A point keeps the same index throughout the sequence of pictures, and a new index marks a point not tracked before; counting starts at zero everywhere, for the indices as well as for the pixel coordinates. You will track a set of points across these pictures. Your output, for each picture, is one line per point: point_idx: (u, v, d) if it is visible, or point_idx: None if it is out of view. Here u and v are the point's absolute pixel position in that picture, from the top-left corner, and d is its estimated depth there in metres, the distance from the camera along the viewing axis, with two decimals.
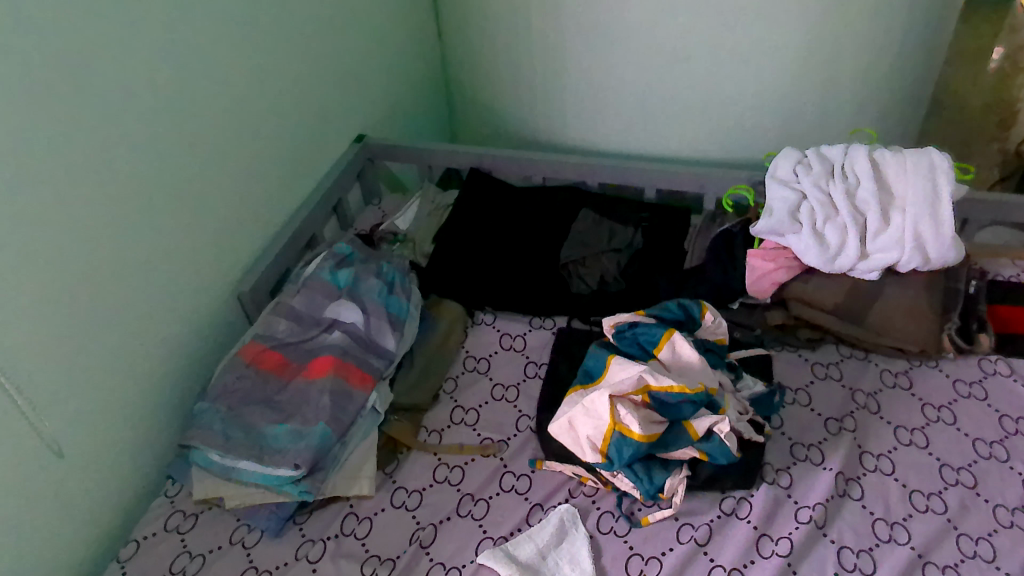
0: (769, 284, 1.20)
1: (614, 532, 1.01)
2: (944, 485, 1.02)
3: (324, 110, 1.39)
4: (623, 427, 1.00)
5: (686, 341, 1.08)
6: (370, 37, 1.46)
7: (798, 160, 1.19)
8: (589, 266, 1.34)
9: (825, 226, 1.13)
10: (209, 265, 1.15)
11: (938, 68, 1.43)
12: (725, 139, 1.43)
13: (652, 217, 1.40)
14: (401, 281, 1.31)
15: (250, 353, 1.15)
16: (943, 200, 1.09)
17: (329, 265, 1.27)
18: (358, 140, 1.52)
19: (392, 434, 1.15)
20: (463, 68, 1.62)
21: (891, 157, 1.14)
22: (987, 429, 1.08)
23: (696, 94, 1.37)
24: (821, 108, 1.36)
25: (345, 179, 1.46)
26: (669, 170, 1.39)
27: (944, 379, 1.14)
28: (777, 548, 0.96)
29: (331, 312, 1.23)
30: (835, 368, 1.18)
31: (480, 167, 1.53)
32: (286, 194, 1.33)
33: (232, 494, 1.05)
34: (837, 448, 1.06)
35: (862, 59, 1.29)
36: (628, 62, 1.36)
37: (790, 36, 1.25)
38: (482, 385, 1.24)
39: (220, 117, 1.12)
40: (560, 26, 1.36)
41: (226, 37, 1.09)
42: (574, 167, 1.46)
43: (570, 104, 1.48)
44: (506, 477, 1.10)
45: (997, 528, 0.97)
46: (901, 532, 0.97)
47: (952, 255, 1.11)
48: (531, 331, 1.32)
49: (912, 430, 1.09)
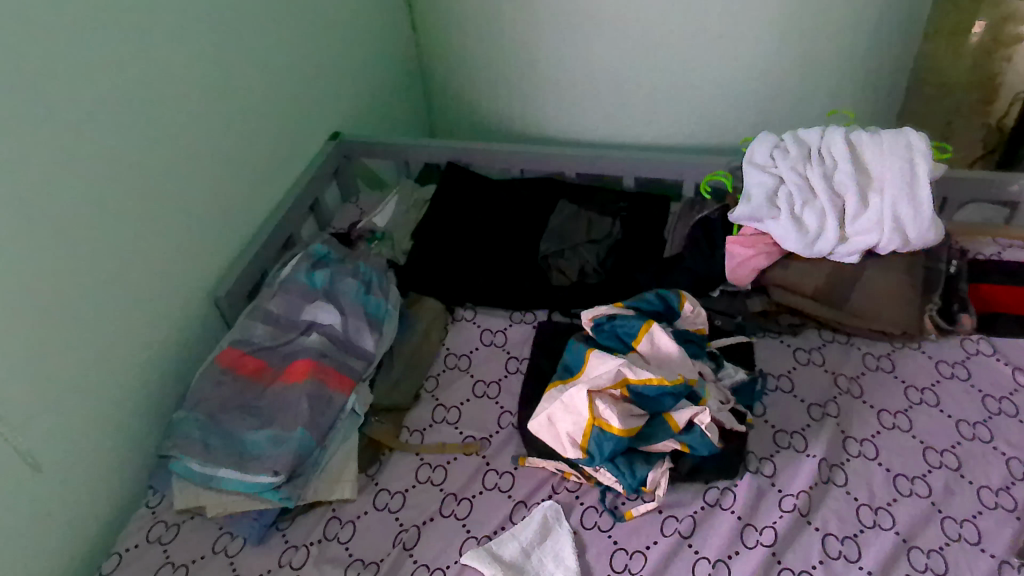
0: (749, 271, 1.18)
1: (597, 527, 1.00)
2: (928, 468, 1.01)
3: (298, 107, 1.37)
4: (602, 422, 0.98)
5: (665, 333, 1.06)
6: (340, 34, 1.43)
7: (775, 144, 1.18)
8: (569, 259, 1.32)
9: (803, 211, 1.12)
10: (184, 270, 1.14)
11: (916, 43, 1.41)
12: (702, 124, 1.41)
13: (631, 206, 1.38)
14: (379, 280, 1.29)
15: (228, 358, 1.14)
16: (920, 180, 1.08)
17: (305, 266, 1.26)
18: (332, 138, 1.50)
19: (373, 435, 1.14)
20: (438, 58, 1.60)
21: (868, 139, 1.12)
22: (972, 409, 1.06)
23: (672, 78, 1.35)
24: (798, 89, 1.34)
25: (319, 178, 1.44)
26: (647, 159, 1.37)
27: (927, 361, 1.13)
28: (761, 538, 0.95)
29: (309, 313, 1.21)
30: (817, 353, 1.17)
31: (458, 161, 1.51)
32: (259, 198, 1.31)
33: (214, 503, 1.04)
34: (819, 434, 1.05)
35: (838, 40, 1.27)
36: (604, 49, 1.34)
37: (761, 18, 1.23)
38: (464, 383, 1.22)
39: (188, 118, 1.10)
40: (534, 15, 1.34)
41: (190, 38, 1.07)
42: (551, 157, 1.44)
43: (545, 94, 1.46)
44: (489, 475, 1.09)
45: (982, 509, 0.96)
46: (885, 517, 0.96)
47: (932, 236, 1.09)
48: (511, 326, 1.30)
49: (895, 414, 1.07)
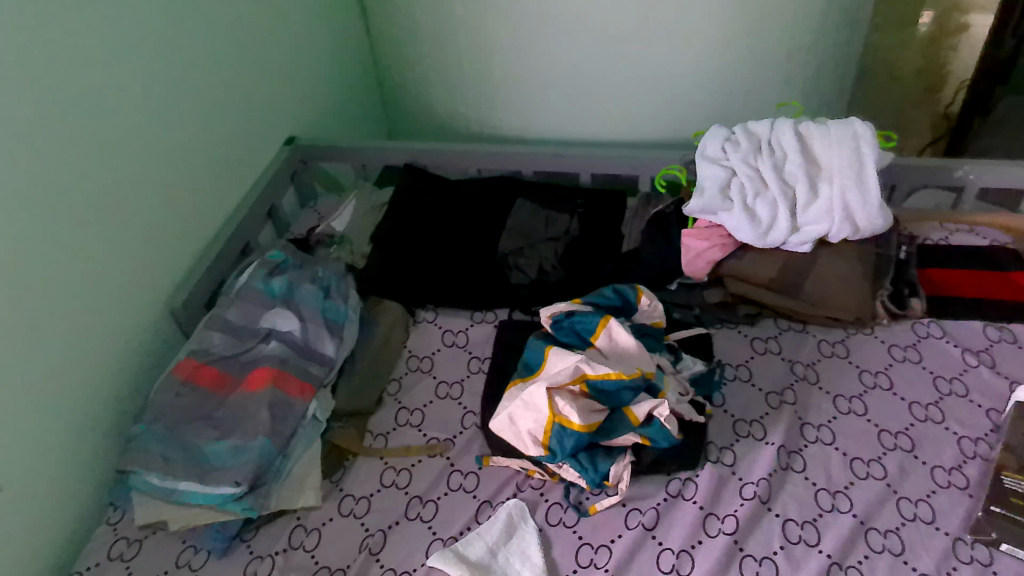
0: (704, 264, 1.20)
1: (562, 523, 1.00)
2: (883, 450, 1.03)
3: (252, 113, 1.35)
4: (562, 419, 0.99)
5: (622, 328, 1.07)
6: (293, 38, 1.42)
7: (726, 136, 1.19)
8: (528, 256, 1.32)
9: (755, 202, 1.13)
10: (138, 281, 1.12)
11: (864, 35, 1.43)
12: (656, 120, 1.43)
13: (588, 202, 1.39)
14: (338, 285, 1.28)
15: (186, 370, 1.12)
16: (868, 169, 1.10)
17: (262, 273, 1.25)
18: (287, 143, 1.48)
19: (336, 441, 1.13)
20: (392, 60, 1.59)
21: (816, 130, 1.14)
22: (924, 391, 1.09)
23: (627, 74, 1.36)
24: (749, 83, 1.36)
25: (275, 184, 1.42)
26: (603, 155, 1.38)
27: (880, 345, 1.15)
28: (723, 527, 0.96)
29: (267, 321, 1.20)
30: (774, 342, 1.18)
31: (416, 162, 1.51)
32: (214, 206, 1.29)
33: (176, 517, 1.03)
34: (778, 422, 1.07)
35: (787, 34, 1.29)
36: (559, 47, 1.34)
37: (709, 14, 1.25)
38: (427, 385, 1.22)
39: (138, 127, 1.08)
40: (488, 14, 1.34)
41: (137, 45, 1.06)
42: (508, 156, 1.45)
43: (501, 94, 1.46)
44: (454, 476, 1.09)
45: (935, 489, 0.99)
46: (842, 500, 0.98)
47: (881, 222, 1.12)
48: (472, 326, 1.30)
49: (850, 399, 1.09)
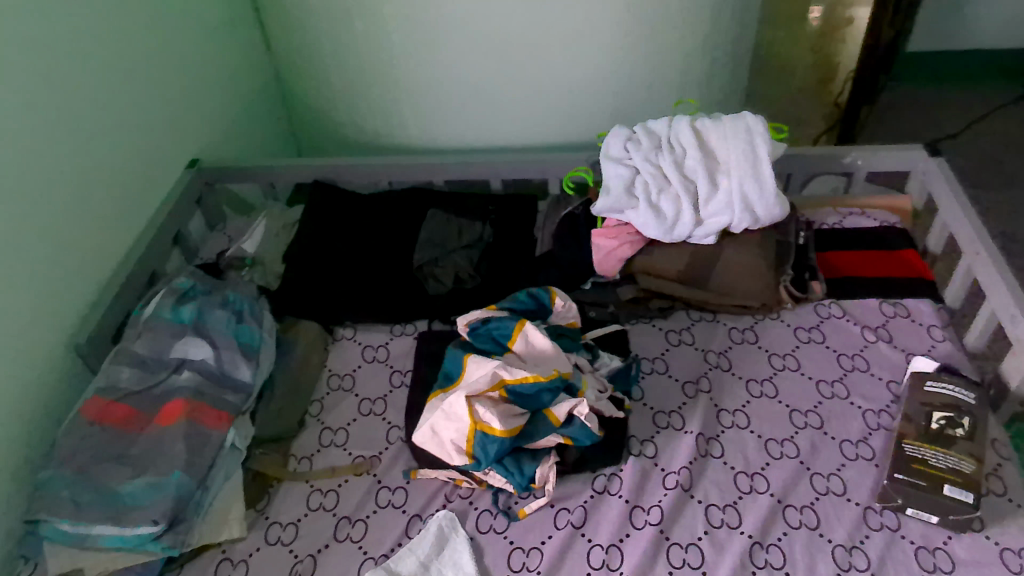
0: (615, 262, 1.22)
1: (493, 530, 1.01)
2: (795, 429, 1.07)
3: (151, 138, 1.31)
4: (484, 425, 0.99)
5: (537, 330, 1.07)
6: (189, 57, 1.38)
7: (628, 136, 1.22)
8: (443, 266, 1.31)
9: (659, 198, 1.16)
10: (36, 319, 1.07)
11: (755, 33, 1.49)
12: (560, 123, 1.45)
13: (500, 208, 1.40)
14: (251, 308, 1.25)
15: (93, 408, 1.07)
16: (762, 161, 1.14)
17: (170, 301, 1.21)
18: (191, 165, 1.44)
19: (258, 468, 1.11)
20: (293, 77, 1.57)
21: (711, 125, 1.18)
22: (829, 369, 1.14)
23: (529, 78, 1.37)
24: (647, 83, 1.40)
25: (180, 208, 1.38)
26: (511, 160, 1.40)
27: (786, 329, 1.20)
28: (649, 518, 0.98)
29: (177, 351, 1.16)
30: (687, 333, 1.21)
31: (325, 178, 1.49)
32: (114, 235, 1.24)
33: (91, 564, 0.98)
34: (695, 410, 1.10)
35: (679, 33, 1.33)
36: (461, 56, 1.35)
37: (602, 18, 1.28)
38: (349, 403, 1.21)
39: (23, 158, 1.03)
40: (387, 26, 1.33)
41: (16, 73, 1.01)
42: (417, 167, 1.45)
43: (406, 106, 1.46)
44: (382, 493, 1.08)
45: (845, 462, 1.03)
46: (760, 481, 1.02)
47: (778, 211, 1.16)
48: (392, 339, 1.29)
49: (762, 382, 1.14)
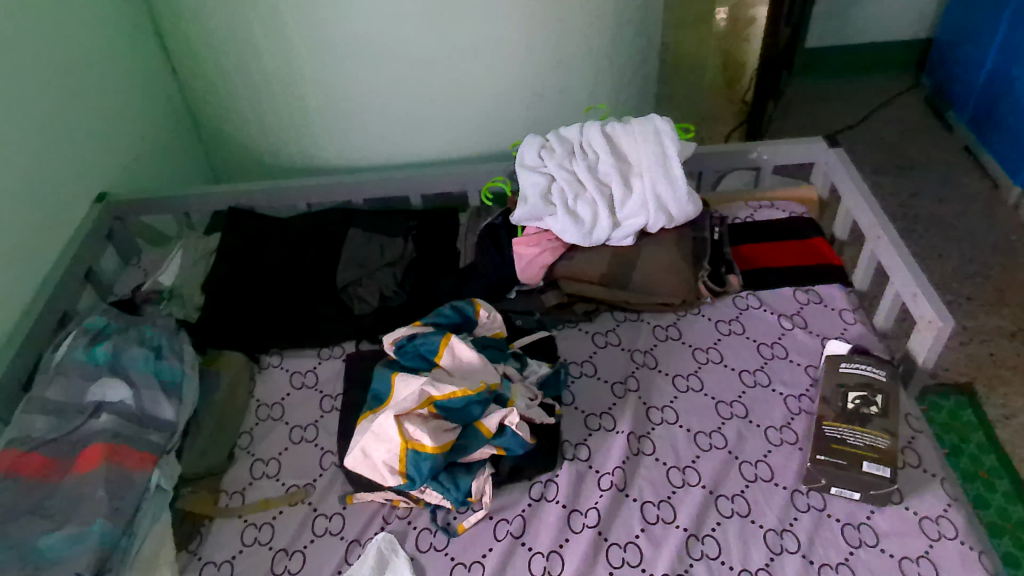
0: (538, 269, 1.23)
1: (433, 548, 1.00)
2: (721, 421, 1.10)
3: (54, 173, 1.26)
4: (416, 444, 0.98)
5: (463, 343, 1.08)
6: (91, 87, 1.33)
7: (541, 144, 1.23)
8: (367, 285, 1.29)
9: (576, 204, 1.18)
10: None
11: (660, 37, 1.52)
12: (476, 135, 1.46)
13: (421, 224, 1.40)
14: (171, 343, 1.20)
15: (4, 462, 1.01)
16: (672, 160, 1.17)
17: (83, 342, 1.16)
18: (99, 199, 1.38)
19: (188, 507, 1.07)
20: (202, 103, 1.53)
21: (621, 129, 1.21)
22: (750, 359, 1.17)
23: (443, 91, 1.38)
24: (557, 91, 1.42)
25: (89, 245, 1.33)
26: (429, 175, 1.40)
27: (708, 323, 1.23)
28: (587, 520, 0.99)
29: (94, 394, 1.11)
30: (613, 334, 1.23)
31: (240, 204, 1.46)
32: (19, 277, 1.19)
33: None
34: (625, 410, 1.12)
35: (586, 41, 1.36)
36: (373, 73, 1.34)
37: (510, 29, 1.29)
38: (279, 433, 1.18)
39: None
40: (295, 47, 1.31)
41: None
42: (335, 187, 1.43)
43: (319, 126, 1.45)
44: (318, 521, 1.06)
45: (770, 448, 1.07)
46: (691, 474, 1.04)
47: (691, 209, 1.19)
48: (321, 363, 1.28)
49: (687, 377, 1.16)
